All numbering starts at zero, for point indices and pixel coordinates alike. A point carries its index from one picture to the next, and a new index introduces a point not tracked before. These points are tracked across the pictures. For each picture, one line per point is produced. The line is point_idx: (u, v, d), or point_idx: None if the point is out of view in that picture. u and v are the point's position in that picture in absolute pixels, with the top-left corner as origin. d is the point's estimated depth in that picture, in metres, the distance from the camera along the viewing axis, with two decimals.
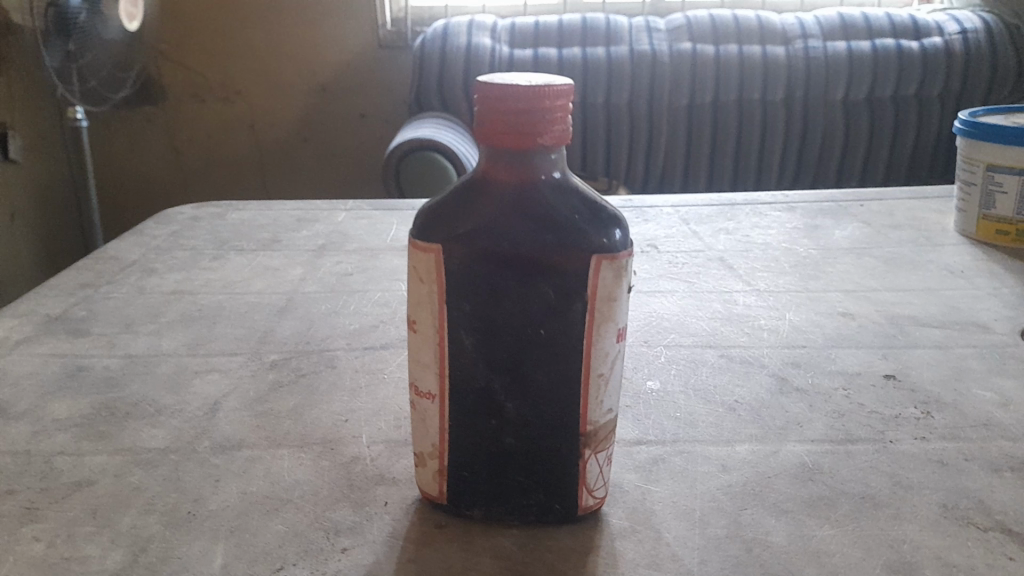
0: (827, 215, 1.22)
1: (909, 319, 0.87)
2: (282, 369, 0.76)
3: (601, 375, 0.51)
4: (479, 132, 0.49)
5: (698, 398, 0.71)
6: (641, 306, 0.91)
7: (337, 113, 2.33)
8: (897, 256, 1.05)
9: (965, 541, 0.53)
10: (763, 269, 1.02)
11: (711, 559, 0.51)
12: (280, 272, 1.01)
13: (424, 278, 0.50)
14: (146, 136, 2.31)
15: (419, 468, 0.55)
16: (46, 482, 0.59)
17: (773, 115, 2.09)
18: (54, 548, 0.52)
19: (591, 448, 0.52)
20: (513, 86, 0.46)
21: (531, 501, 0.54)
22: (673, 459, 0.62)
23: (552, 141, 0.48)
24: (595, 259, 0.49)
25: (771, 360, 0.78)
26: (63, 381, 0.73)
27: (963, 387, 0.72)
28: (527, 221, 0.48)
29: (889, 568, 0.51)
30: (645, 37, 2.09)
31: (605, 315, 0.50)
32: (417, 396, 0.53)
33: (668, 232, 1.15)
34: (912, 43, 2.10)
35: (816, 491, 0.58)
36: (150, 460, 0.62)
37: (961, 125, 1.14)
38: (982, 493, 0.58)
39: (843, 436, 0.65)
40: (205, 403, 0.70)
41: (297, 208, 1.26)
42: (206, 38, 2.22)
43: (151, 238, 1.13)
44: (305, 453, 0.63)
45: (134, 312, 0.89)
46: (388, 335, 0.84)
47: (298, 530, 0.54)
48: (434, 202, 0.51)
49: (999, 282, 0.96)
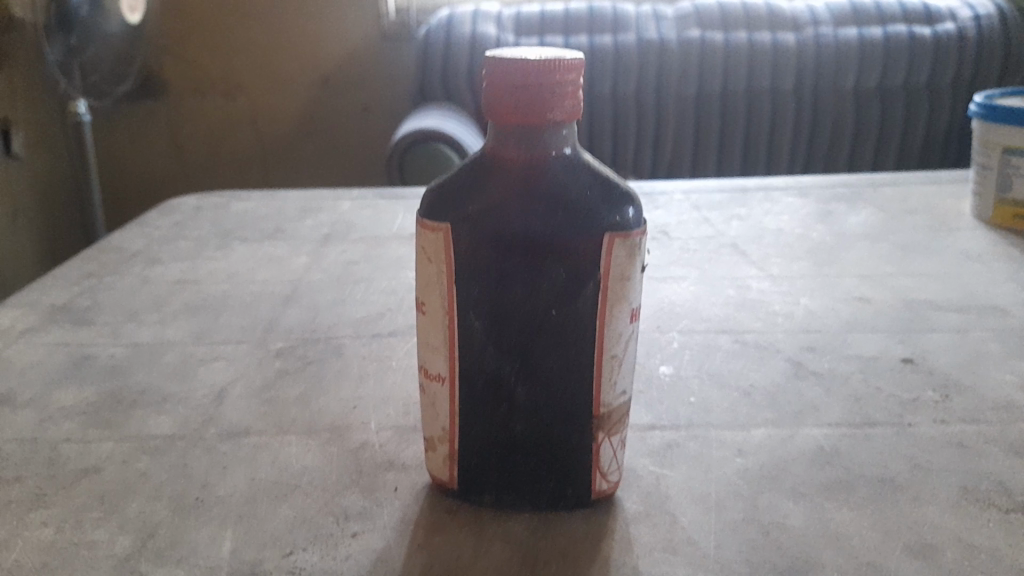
0: (840, 200, 1.20)
1: (926, 303, 0.85)
2: (288, 357, 0.76)
3: (614, 357, 0.50)
4: (488, 110, 0.48)
5: (713, 383, 0.70)
6: (651, 292, 0.90)
7: (344, 106, 2.32)
8: (912, 241, 1.04)
9: (986, 522, 0.52)
10: (777, 255, 1.00)
11: (727, 543, 0.50)
12: (285, 262, 1.00)
13: (433, 259, 0.49)
14: (151, 131, 2.31)
15: (429, 453, 0.54)
16: (53, 469, 0.58)
17: (783, 103, 2.07)
18: (62, 534, 0.51)
19: (604, 431, 0.51)
20: (524, 60, 0.45)
21: (544, 486, 0.53)
22: (688, 444, 0.61)
23: (562, 117, 0.47)
24: (607, 237, 0.48)
25: (786, 344, 0.77)
26: (68, 370, 0.73)
27: (982, 370, 0.71)
28: (537, 200, 0.47)
29: (909, 550, 0.49)
30: (652, 25, 2.07)
31: (618, 295, 0.49)
32: (427, 379, 0.52)
33: (679, 219, 1.13)
34: (924, 29, 2.08)
35: (833, 475, 0.57)
36: (157, 447, 0.61)
37: (977, 107, 1.12)
38: (1003, 475, 0.57)
39: (860, 420, 0.64)
40: (211, 391, 0.69)
41: (302, 198, 1.25)
42: (208, 33, 2.21)
43: (155, 229, 1.12)
44: (313, 439, 0.62)
45: (139, 301, 0.88)
46: (395, 322, 0.83)
47: (307, 516, 0.53)
48: (442, 182, 0.50)
49: (1017, 266, 0.94)
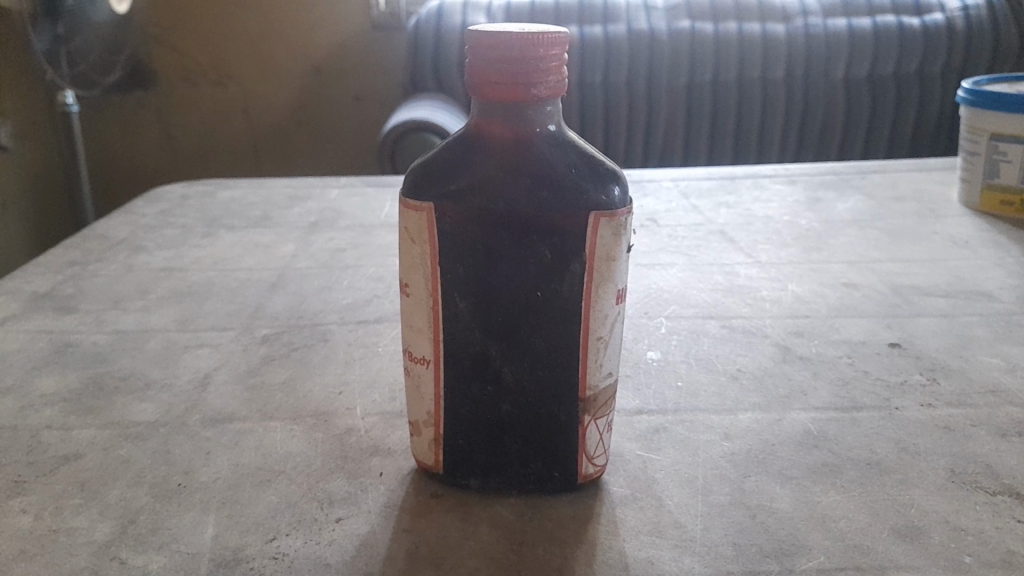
0: (828, 188, 1.20)
1: (913, 288, 0.85)
2: (274, 343, 0.75)
3: (600, 339, 0.50)
4: (471, 84, 0.47)
5: (701, 367, 0.70)
6: (640, 279, 0.89)
7: (333, 96, 2.31)
8: (902, 227, 1.04)
9: (973, 505, 0.52)
10: (765, 241, 1.00)
11: (714, 525, 0.50)
12: (271, 249, 0.99)
13: (416, 240, 0.49)
14: (138, 122, 2.28)
15: (415, 438, 0.54)
16: (32, 456, 0.57)
17: (773, 93, 2.07)
18: (41, 521, 0.51)
19: (591, 414, 0.51)
20: (506, 34, 0.44)
21: (530, 469, 0.52)
22: (675, 428, 0.61)
23: (547, 93, 0.46)
24: (592, 216, 0.47)
25: (774, 329, 0.77)
26: (50, 358, 0.72)
27: (969, 354, 0.71)
28: (522, 178, 0.47)
29: (896, 531, 0.49)
30: (642, 15, 2.06)
31: (604, 276, 0.49)
32: (411, 362, 0.52)
33: (668, 207, 1.13)
34: (913, 20, 2.08)
35: (821, 458, 0.57)
36: (139, 434, 0.60)
37: (965, 94, 1.12)
38: (990, 458, 0.57)
39: (847, 404, 0.64)
40: (196, 377, 0.68)
41: (289, 186, 1.24)
42: (195, 20, 2.18)
43: (141, 216, 1.11)
44: (298, 425, 0.61)
45: (124, 288, 0.87)
46: (383, 308, 0.83)
47: (292, 501, 0.53)
48: (425, 160, 0.49)
49: (1003, 252, 0.95)
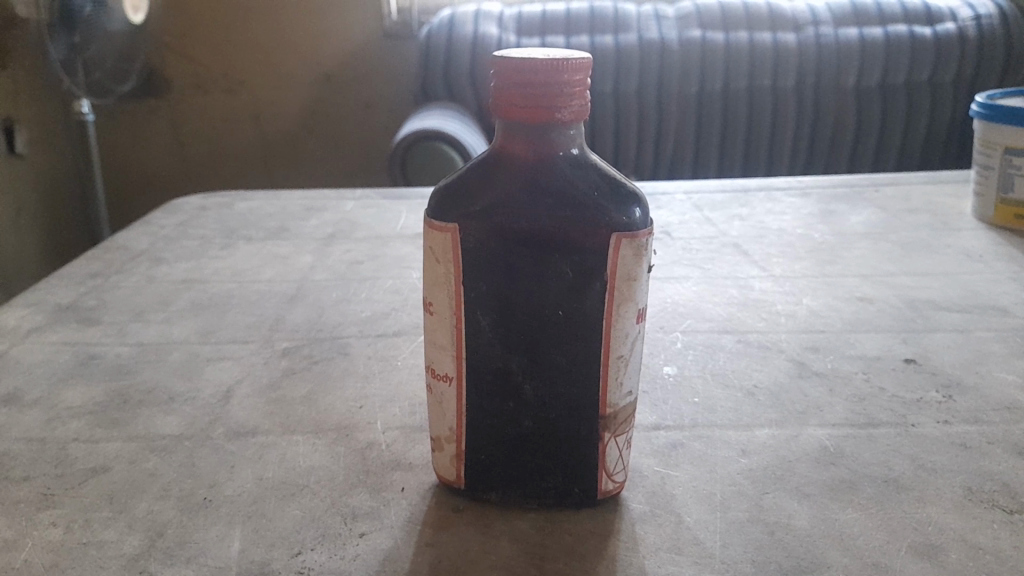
0: (841, 200, 1.21)
1: (929, 302, 0.86)
2: (294, 356, 0.76)
3: (621, 357, 0.50)
4: (494, 106, 0.48)
5: (717, 382, 0.70)
6: (656, 292, 0.90)
7: (345, 103, 2.32)
8: (915, 240, 1.04)
9: (990, 523, 0.52)
10: (779, 255, 1.01)
11: (733, 542, 0.51)
12: (289, 261, 1.00)
13: (440, 259, 0.50)
14: (152, 129, 2.30)
15: (436, 452, 0.55)
16: (61, 469, 0.58)
17: (784, 102, 2.08)
18: (71, 534, 0.52)
19: (611, 431, 0.52)
20: (531, 59, 0.45)
21: (551, 485, 0.53)
22: (693, 443, 0.62)
23: (570, 116, 0.47)
24: (614, 237, 0.48)
25: (790, 344, 0.77)
26: (75, 371, 0.73)
27: (985, 370, 0.71)
28: (543, 199, 0.48)
29: (915, 549, 0.50)
30: (654, 24, 2.07)
31: (625, 296, 0.49)
32: (434, 379, 0.53)
33: (681, 219, 1.13)
34: (925, 28, 2.08)
35: (838, 475, 0.57)
36: (164, 447, 0.61)
37: (979, 106, 1.12)
38: (1007, 476, 0.57)
39: (864, 420, 0.64)
40: (218, 390, 0.69)
41: (305, 197, 1.26)
42: (209, 28, 2.21)
43: (159, 228, 1.12)
44: (320, 439, 0.62)
45: (146, 300, 0.88)
46: (401, 321, 0.83)
47: (315, 515, 0.54)
48: (449, 181, 0.50)
49: (1017, 266, 0.95)
